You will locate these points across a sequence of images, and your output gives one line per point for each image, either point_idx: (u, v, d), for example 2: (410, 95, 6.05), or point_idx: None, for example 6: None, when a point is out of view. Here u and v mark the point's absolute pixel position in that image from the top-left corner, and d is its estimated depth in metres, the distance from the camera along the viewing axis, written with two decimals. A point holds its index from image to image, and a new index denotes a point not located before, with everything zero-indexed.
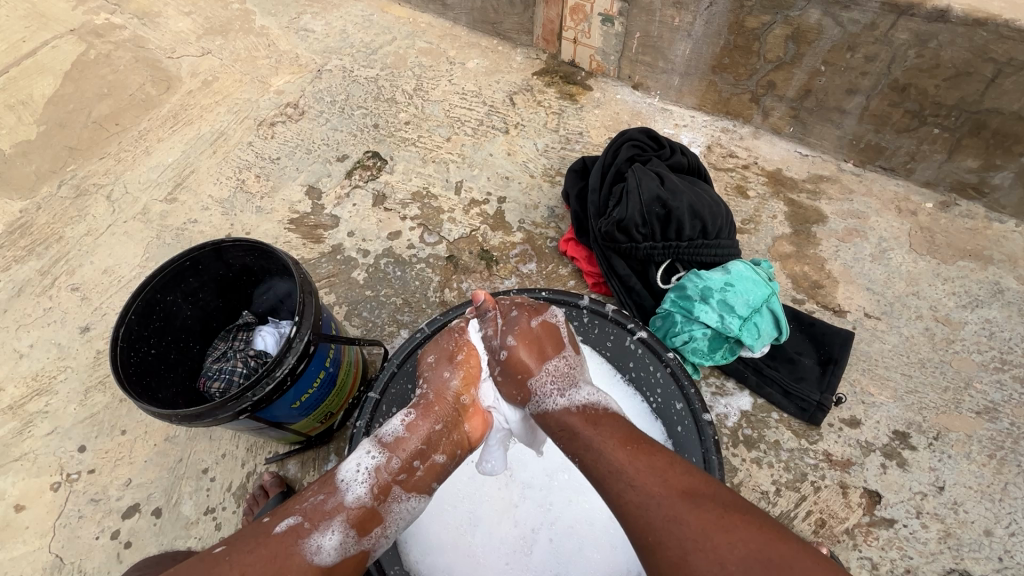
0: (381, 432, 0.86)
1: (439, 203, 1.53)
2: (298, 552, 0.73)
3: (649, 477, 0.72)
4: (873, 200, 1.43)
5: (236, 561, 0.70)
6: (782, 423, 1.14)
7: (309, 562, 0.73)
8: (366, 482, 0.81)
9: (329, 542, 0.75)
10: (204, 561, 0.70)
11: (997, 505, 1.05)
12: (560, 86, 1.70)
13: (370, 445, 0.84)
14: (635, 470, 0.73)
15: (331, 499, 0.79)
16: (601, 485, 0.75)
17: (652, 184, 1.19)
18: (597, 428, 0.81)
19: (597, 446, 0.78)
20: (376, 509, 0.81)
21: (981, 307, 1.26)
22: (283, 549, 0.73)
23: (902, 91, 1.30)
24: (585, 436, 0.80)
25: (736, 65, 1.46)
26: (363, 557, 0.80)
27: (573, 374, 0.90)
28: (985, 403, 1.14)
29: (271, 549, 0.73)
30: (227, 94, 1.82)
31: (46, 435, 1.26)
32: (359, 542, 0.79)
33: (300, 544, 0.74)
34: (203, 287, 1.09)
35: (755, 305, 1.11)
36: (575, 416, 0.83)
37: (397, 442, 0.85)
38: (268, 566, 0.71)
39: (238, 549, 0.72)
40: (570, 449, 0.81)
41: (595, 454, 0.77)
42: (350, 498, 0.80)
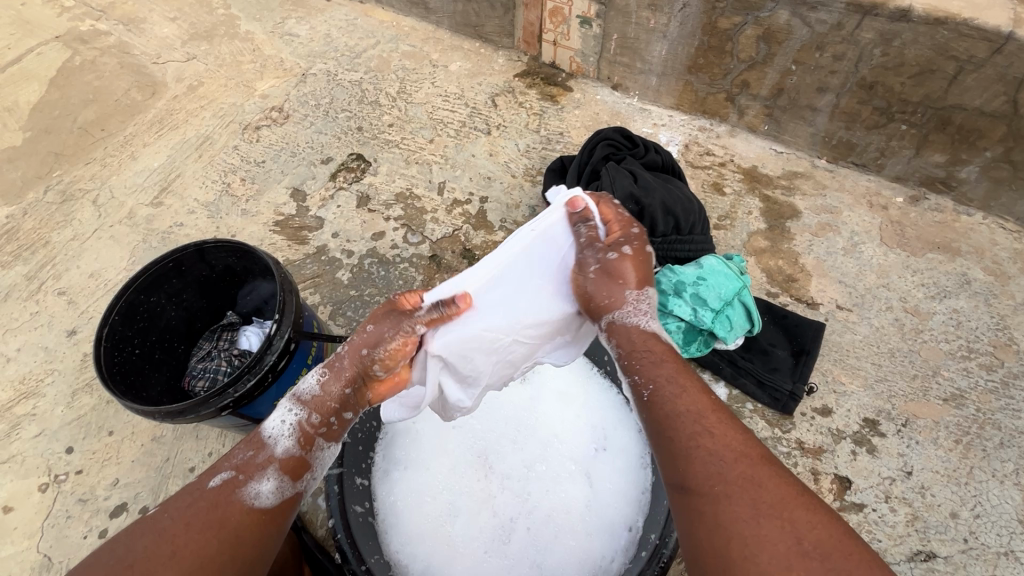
0: (297, 389, 0.83)
1: (422, 204, 1.55)
2: (235, 501, 0.74)
3: (727, 431, 0.72)
4: (845, 195, 1.46)
5: (175, 518, 0.71)
6: (756, 412, 1.17)
7: (248, 508, 0.74)
8: (290, 434, 0.80)
9: (266, 488, 0.76)
10: (143, 521, 0.71)
11: (962, 488, 1.08)
12: (541, 87, 1.73)
13: (288, 401, 0.81)
14: (716, 420, 0.73)
15: (259, 453, 0.78)
16: (673, 423, 0.74)
17: (626, 182, 1.22)
18: (683, 368, 0.81)
19: (680, 385, 0.77)
20: (305, 456, 0.81)
21: (948, 297, 1.29)
22: (221, 499, 0.73)
23: (870, 89, 1.34)
24: (667, 373, 0.79)
25: (711, 65, 1.50)
26: (302, 500, 0.81)
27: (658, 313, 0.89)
28: (952, 390, 1.18)
29: (209, 502, 0.73)
30: (213, 99, 1.84)
31: (33, 438, 1.28)
32: (294, 486, 0.79)
33: (238, 495, 0.74)
34: (186, 288, 1.11)
35: (727, 298, 1.13)
36: (656, 350, 0.83)
37: (315, 397, 0.82)
38: (206, 519, 0.71)
39: (176, 507, 0.72)
40: (647, 375, 0.80)
41: (677, 390, 0.77)
42: (279, 449, 0.79)
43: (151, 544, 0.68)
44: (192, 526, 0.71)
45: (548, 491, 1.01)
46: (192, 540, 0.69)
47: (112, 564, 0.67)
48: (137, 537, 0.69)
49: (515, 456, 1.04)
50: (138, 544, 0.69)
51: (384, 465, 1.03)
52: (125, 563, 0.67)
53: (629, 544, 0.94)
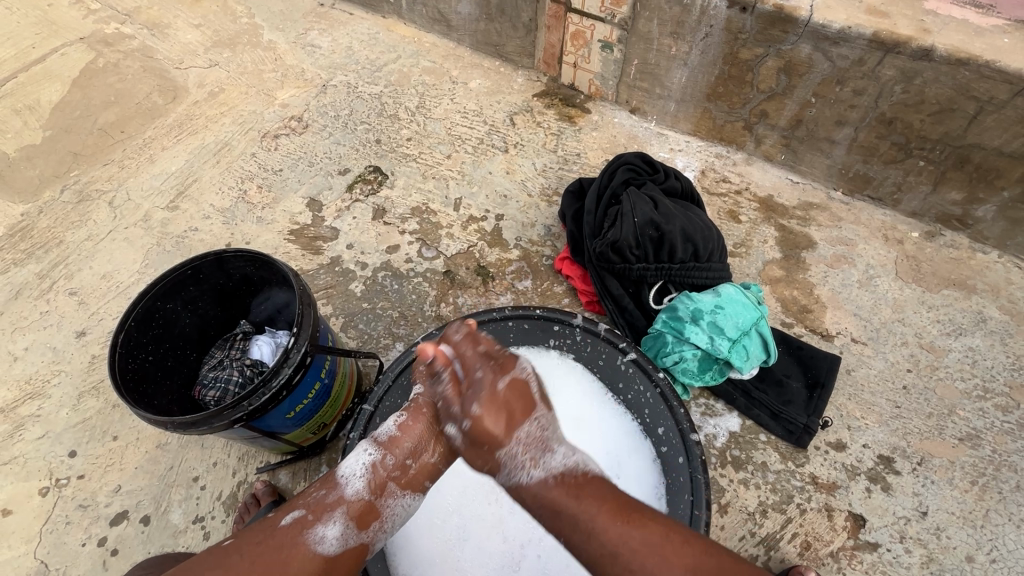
0: (376, 431, 0.88)
1: (438, 219, 1.56)
2: (302, 543, 0.76)
3: (647, 559, 0.70)
4: (860, 228, 1.47)
5: (244, 553, 0.74)
6: (769, 444, 1.16)
7: (313, 551, 0.76)
8: (364, 476, 0.82)
9: (332, 533, 0.78)
10: (214, 553, 0.74)
11: (978, 531, 1.06)
12: (560, 108, 1.75)
13: (368, 443, 0.86)
14: (632, 549, 0.71)
15: (332, 493, 0.81)
16: (597, 565, 0.73)
17: (646, 208, 1.21)
18: (581, 500, 0.76)
19: (587, 528, 0.73)
20: (374, 503, 0.82)
21: (964, 335, 1.29)
22: (289, 540, 0.76)
23: (889, 124, 1.35)
24: (573, 514, 0.75)
25: (730, 94, 1.51)
26: (363, 550, 0.82)
27: (546, 438, 0.83)
28: (967, 430, 1.17)
29: (278, 540, 0.76)
30: (233, 106, 1.85)
31: (37, 439, 1.26)
32: (359, 534, 0.81)
33: (305, 535, 0.77)
34: (202, 296, 1.09)
35: (744, 328, 1.13)
36: (556, 491, 0.78)
37: (393, 439, 0.86)
38: (275, 557, 0.74)
39: (246, 543, 0.75)
40: (557, 525, 0.76)
41: (585, 536, 0.73)
42: (350, 491, 0.81)
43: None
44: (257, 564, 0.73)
45: None
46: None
47: None
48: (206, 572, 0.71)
49: None
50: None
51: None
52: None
53: None
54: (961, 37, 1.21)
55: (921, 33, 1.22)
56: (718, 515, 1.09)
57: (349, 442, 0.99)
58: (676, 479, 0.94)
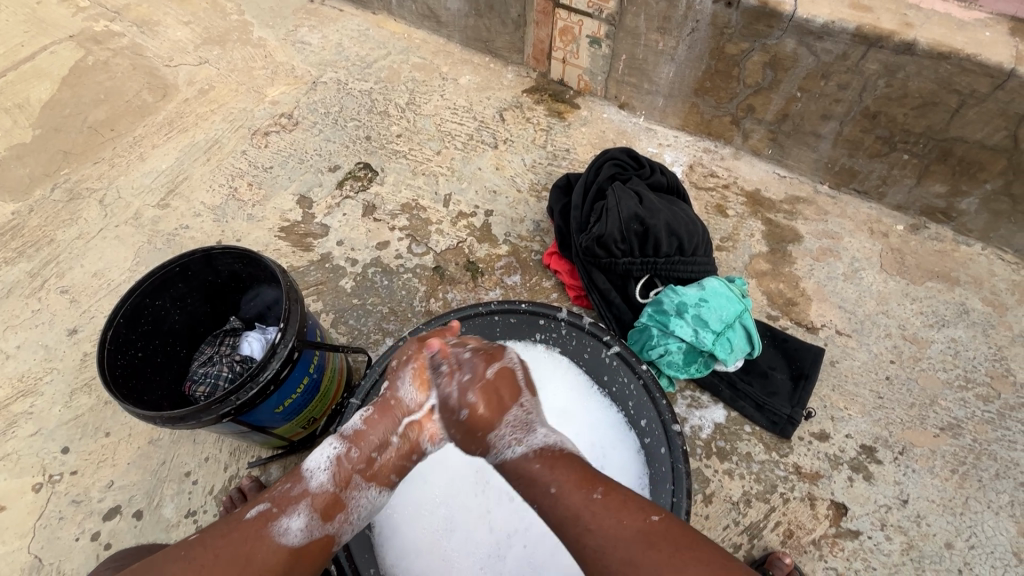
0: (343, 427, 0.88)
1: (428, 215, 1.56)
2: (265, 535, 0.77)
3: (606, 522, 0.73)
4: (846, 221, 1.48)
5: (208, 546, 0.74)
6: (754, 435, 1.17)
7: (277, 543, 0.77)
8: (327, 470, 0.83)
9: (295, 525, 0.78)
10: (179, 546, 0.75)
11: (957, 518, 1.08)
12: (549, 104, 1.75)
13: (333, 437, 0.86)
14: (592, 513, 0.74)
15: (298, 486, 0.82)
16: (562, 530, 0.75)
17: (631, 203, 1.22)
18: (554, 471, 0.79)
19: (554, 492, 0.77)
20: (339, 495, 0.83)
21: (947, 326, 1.31)
22: (252, 532, 0.77)
23: (873, 118, 1.36)
24: (542, 481, 0.78)
25: (718, 89, 1.52)
26: (330, 542, 0.82)
27: (530, 420, 0.88)
28: (949, 420, 1.18)
29: (241, 534, 0.76)
30: (223, 103, 1.85)
31: (29, 436, 1.27)
32: (323, 526, 0.81)
33: (268, 528, 0.77)
34: (191, 292, 1.10)
35: (728, 320, 1.14)
36: (534, 462, 0.81)
37: (357, 434, 0.86)
38: (237, 550, 0.75)
39: (209, 537, 0.76)
40: (529, 492, 0.79)
41: (553, 500, 0.76)
42: (315, 484, 0.82)
43: (185, 568, 0.72)
44: (217, 558, 0.73)
45: None
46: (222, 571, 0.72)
47: None
48: (170, 562, 0.73)
49: None
50: (170, 568, 0.72)
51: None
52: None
53: None
54: (943, 30, 1.22)
55: (904, 27, 1.23)
56: (702, 505, 1.11)
57: None
58: (659, 469, 0.95)
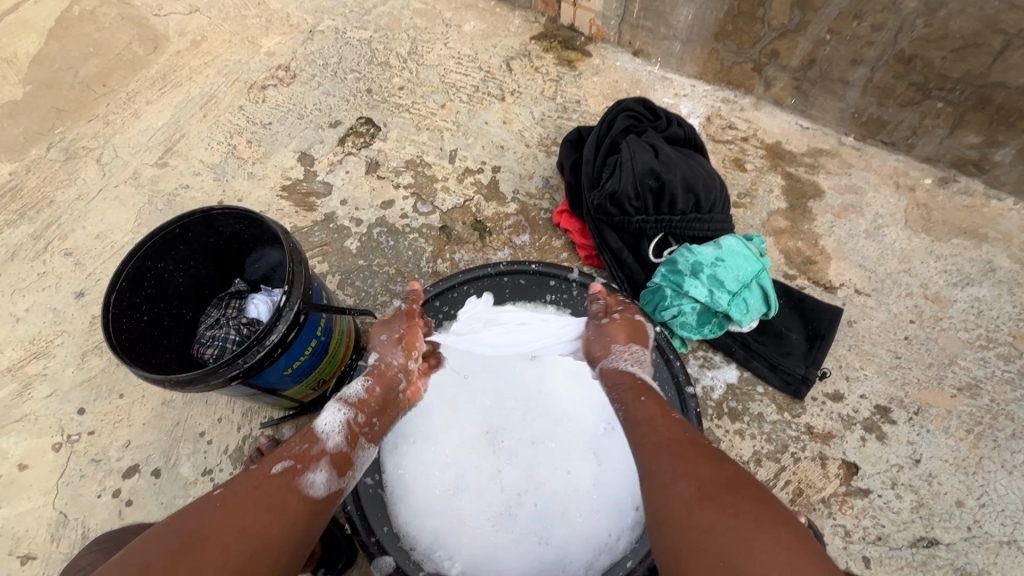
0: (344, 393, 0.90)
1: (433, 172, 1.51)
2: (297, 488, 0.75)
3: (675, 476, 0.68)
4: (871, 175, 1.42)
5: (243, 496, 0.70)
6: (766, 395, 1.16)
7: (304, 496, 0.75)
8: (341, 430, 0.84)
9: (321, 479, 0.78)
10: (204, 502, 0.68)
11: (970, 477, 1.08)
12: (559, 52, 1.66)
13: (338, 402, 0.87)
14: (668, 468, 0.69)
15: (314, 446, 0.81)
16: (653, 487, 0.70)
17: (646, 157, 1.16)
18: (646, 392, 0.85)
19: (634, 400, 0.83)
20: (350, 454, 0.84)
21: (971, 285, 1.26)
22: (285, 485, 0.74)
23: (908, 63, 1.27)
24: (633, 390, 0.86)
25: (740, 32, 1.42)
26: (342, 495, 0.82)
27: (642, 361, 0.92)
28: (967, 380, 1.16)
29: (273, 488, 0.73)
30: (217, 56, 1.77)
31: (45, 398, 1.29)
32: (342, 482, 0.81)
33: (298, 483, 0.75)
34: (194, 255, 1.07)
35: (745, 281, 1.10)
36: (629, 378, 0.88)
37: (361, 399, 0.89)
38: (271, 501, 0.71)
39: (239, 490, 0.71)
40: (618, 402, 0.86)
41: (631, 405, 0.83)
42: (332, 444, 0.82)
43: (225, 515, 0.67)
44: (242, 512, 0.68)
45: (557, 468, 0.98)
46: (263, 517, 0.69)
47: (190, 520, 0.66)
48: (205, 512, 0.67)
49: (523, 432, 1.02)
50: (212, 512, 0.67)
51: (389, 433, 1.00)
52: (204, 534, 0.64)
53: (636, 524, 0.92)
54: None
55: None
56: None
57: None
58: None
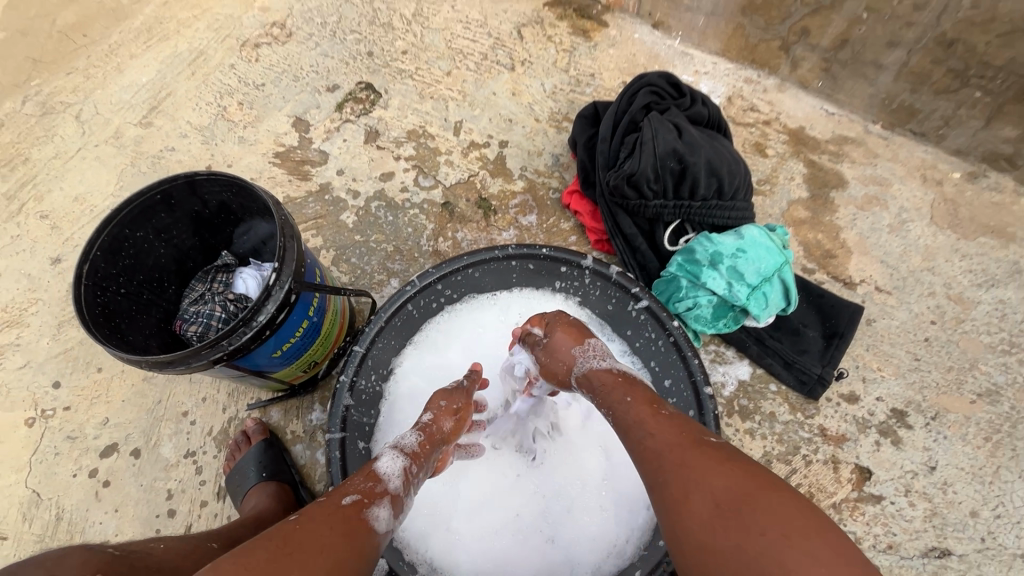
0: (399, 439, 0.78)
1: (436, 144, 1.42)
2: (365, 526, 0.62)
3: (667, 433, 0.65)
4: (897, 167, 1.35)
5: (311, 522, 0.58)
6: (779, 395, 1.11)
7: (372, 536, 0.62)
8: (400, 476, 0.71)
9: (385, 515, 0.64)
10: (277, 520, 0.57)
11: (986, 487, 1.03)
12: (574, 20, 1.55)
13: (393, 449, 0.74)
14: (655, 424, 0.67)
15: (380, 483, 0.68)
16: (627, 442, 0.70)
17: (669, 137, 1.08)
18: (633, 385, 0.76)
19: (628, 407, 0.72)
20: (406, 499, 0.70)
21: (996, 286, 1.21)
22: (350, 518, 0.61)
23: (948, 47, 1.19)
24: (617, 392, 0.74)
25: (769, 6, 1.32)
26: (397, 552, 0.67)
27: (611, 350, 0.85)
28: (987, 386, 1.12)
29: (341, 519, 0.61)
30: (206, 8, 1.65)
31: (18, 370, 1.21)
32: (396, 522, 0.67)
33: (366, 519, 0.62)
34: (177, 224, 1.00)
35: (766, 274, 1.04)
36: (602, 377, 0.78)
37: (416, 453, 0.75)
38: (340, 532, 0.59)
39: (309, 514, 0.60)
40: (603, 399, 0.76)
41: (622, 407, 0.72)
42: (395, 486, 0.69)
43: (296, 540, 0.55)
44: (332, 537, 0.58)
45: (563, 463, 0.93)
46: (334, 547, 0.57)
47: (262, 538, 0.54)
48: (277, 532, 0.56)
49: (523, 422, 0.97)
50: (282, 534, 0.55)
51: (379, 424, 0.95)
52: (286, 547, 0.54)
53: (646, 524, 0.86)
54: None
55: None
56: None
57: (338, 386, 0.87)
58: None
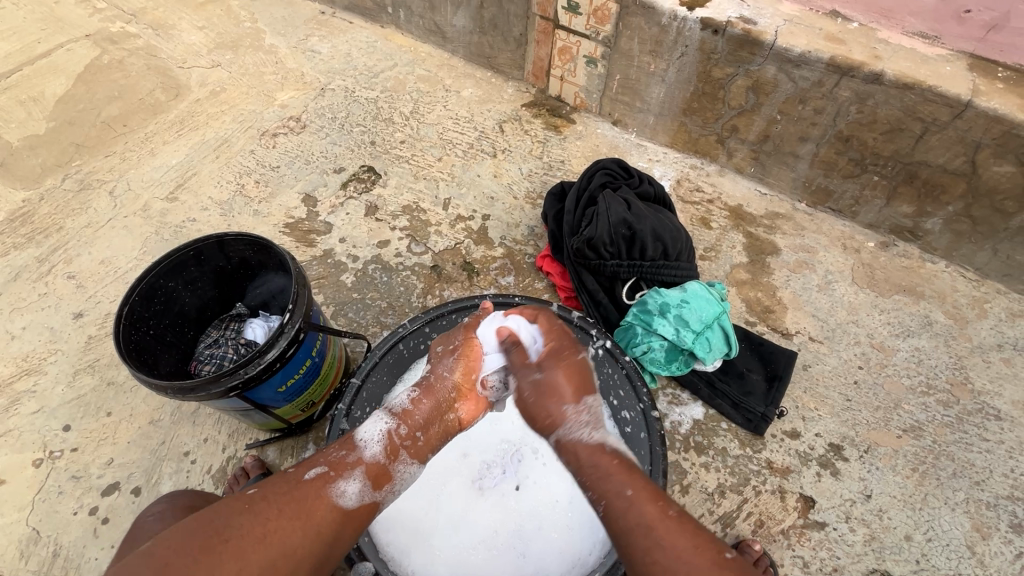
0: (391, 404, 0.94)
1: (427, 216, 1.64)
2: (325, 496, 0.81)
3: (676, 542, 0.75)
4: (821, 237, 1.58)
5: (272, 502, 0.77)
6: (729, 431, 1.24)
7: (334, 504, 0.81)
8: (380, 441, 0.89)
9: (351, 489, 0.83)
10: (244, 498, 0.77)
11: (916, 513, 1.15)
12: (547, 118, 1.85)
13: (383, 413, 0.92)
14: (663, 530, 0.76)
15: (352, 454, 0.87)
16: (627, 536, 0.78)
17: (620, 209, 1.31)
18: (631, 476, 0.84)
19: (629, 497, 0.80)
20: (388, 466, 0.88)
21: (911, 336, 1.39)
22: (313, 492, 0.80)
23: (846, 141, 1.47)
24: (619, 483, 0.82)
25: (704, 109, 1.62)
26: (376, 508, 0.87)
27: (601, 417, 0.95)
28: (911, 422, 1.26)
29: (304, 493, 0.80)
30: (233, 105, 1.93)
31: (32, 414, 1.31)
32: (373, 492, 0.86)
33: (328, 489, 0.82)
34: (202, 277, 1.16)
35: (707, 321, 1.21)
36: (605, 458, 0.87)
37: (405, 412, 0.93)
38: (300, 507, 0.78)
39: (272, 492, 0.79)
40: (603, 487, 0.83)
41: (625, 503, 0.80)
42: (369, 454, 0.87)
43: (249, 524, 0.74)
44: (286, 512, 0.77)
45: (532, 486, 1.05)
46: (284, 528, 0.75)
47: (224, 519, 0.74)
48: (240, 511, 0.75)
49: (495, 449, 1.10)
50: (239, 519, 0.74)
51: None
52: (234, 532, 0.72)
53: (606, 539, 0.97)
54: (908, 63, 1.33)
55: (873, 59, 1.34)
56: (679, 495, 1.17)
57: (337, 412, 1.06)
58: (637, 453, 1.03)
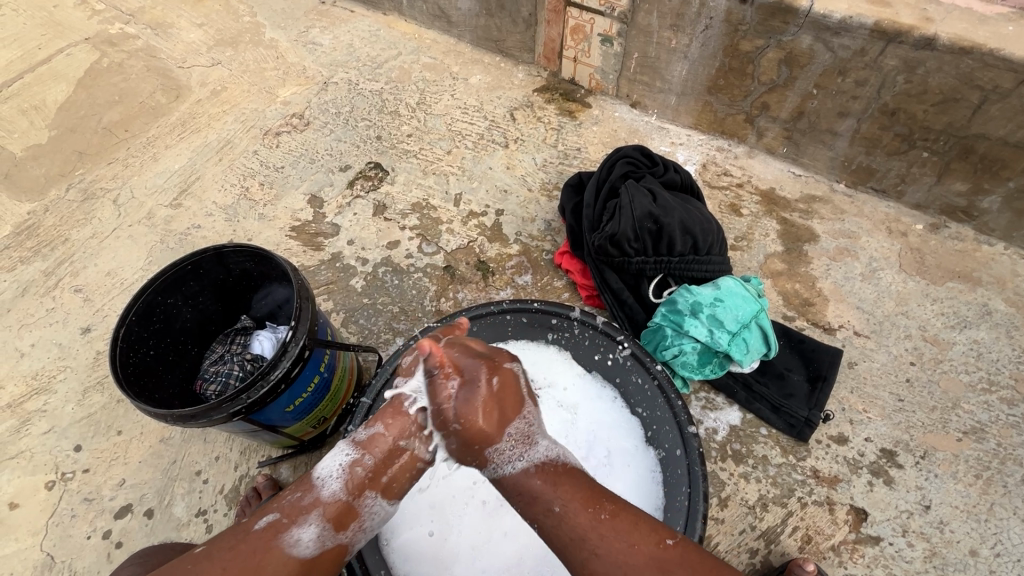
0: (355, 432, 0.83)
1: (438, 214, 1.56)
2: (275, 547, 0.73)
3: (615, 543, 0.71)
4: (864, 221, 1.46)
5: (215, 557, 0.71)
6: (770, 438, 1.15)
7: (287, 556, 0.73)
8: (340, 477, 0.79)
9: (306, 536, 0.75)
10: (186, 559, 0.71)
11: (982, 525, 1.05)
12: (560, 103, 1.74)
13: (345, 443, 0.81)
14: (600, 537, 0.72)
15: (308, 495, 0.78)
16: (566, 553, 0.74)
17: (644, 201, 1.21)
18: (558, 487, 0.77)
19: (559, 514, 0.74)
20: (351, 504, 0.79)
21: (969, 328, 1.27)
22: (261, 544, 0.73)
23: (892, 115, 1.33)
24: (545, 499, 0.76)
25: (731, 86, 1.50)
26: (342, 551, 0.79)
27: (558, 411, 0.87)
28: (972, 423, 1.15)
29: (250, 545, 0.73)
30: (235, 104, 1.86)
31: (43, 434, 1.28)
32: (335, 536, 0.77)
33: (279, 539, 0.74)
34: (203, 291, 1.10)
35: (744, 320, 1.12)
36: (536, 479, 0.78)
37: (370, 440, 0.82)
38: (246, 561, 0.71)
39: (219, 545, 0.73)
40: (558, 498, 0.75)
41: (557, 521, 0.74)
42: (326, 493, 0.78)
43: None
44: (232, 569, 0.70)
45: None
46: None
47: None
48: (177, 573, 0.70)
49: None
50: None
51: None
52: None
53: None
54: (964, 25, 1.19)
55: (924, 22, 1.21)
56: (718, 509, 1.09)
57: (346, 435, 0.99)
58: (674, 472, 0.94)
